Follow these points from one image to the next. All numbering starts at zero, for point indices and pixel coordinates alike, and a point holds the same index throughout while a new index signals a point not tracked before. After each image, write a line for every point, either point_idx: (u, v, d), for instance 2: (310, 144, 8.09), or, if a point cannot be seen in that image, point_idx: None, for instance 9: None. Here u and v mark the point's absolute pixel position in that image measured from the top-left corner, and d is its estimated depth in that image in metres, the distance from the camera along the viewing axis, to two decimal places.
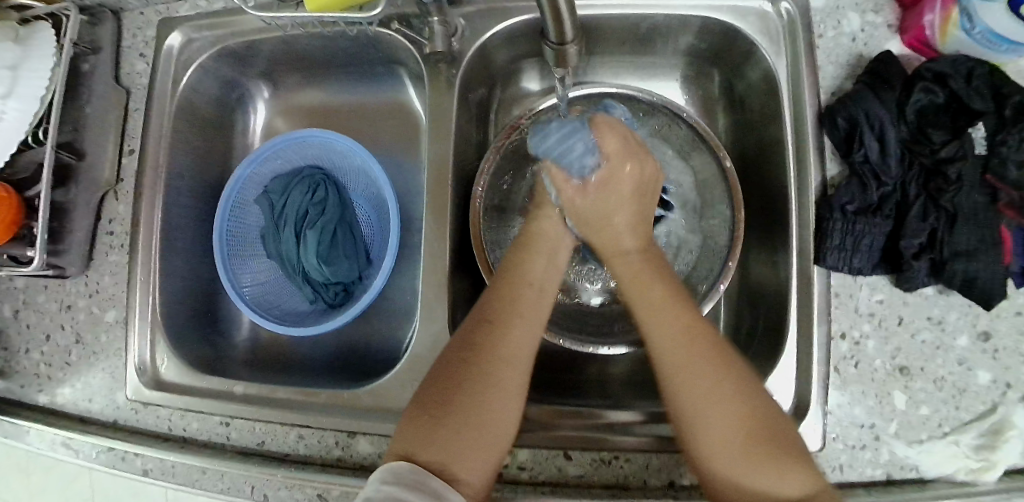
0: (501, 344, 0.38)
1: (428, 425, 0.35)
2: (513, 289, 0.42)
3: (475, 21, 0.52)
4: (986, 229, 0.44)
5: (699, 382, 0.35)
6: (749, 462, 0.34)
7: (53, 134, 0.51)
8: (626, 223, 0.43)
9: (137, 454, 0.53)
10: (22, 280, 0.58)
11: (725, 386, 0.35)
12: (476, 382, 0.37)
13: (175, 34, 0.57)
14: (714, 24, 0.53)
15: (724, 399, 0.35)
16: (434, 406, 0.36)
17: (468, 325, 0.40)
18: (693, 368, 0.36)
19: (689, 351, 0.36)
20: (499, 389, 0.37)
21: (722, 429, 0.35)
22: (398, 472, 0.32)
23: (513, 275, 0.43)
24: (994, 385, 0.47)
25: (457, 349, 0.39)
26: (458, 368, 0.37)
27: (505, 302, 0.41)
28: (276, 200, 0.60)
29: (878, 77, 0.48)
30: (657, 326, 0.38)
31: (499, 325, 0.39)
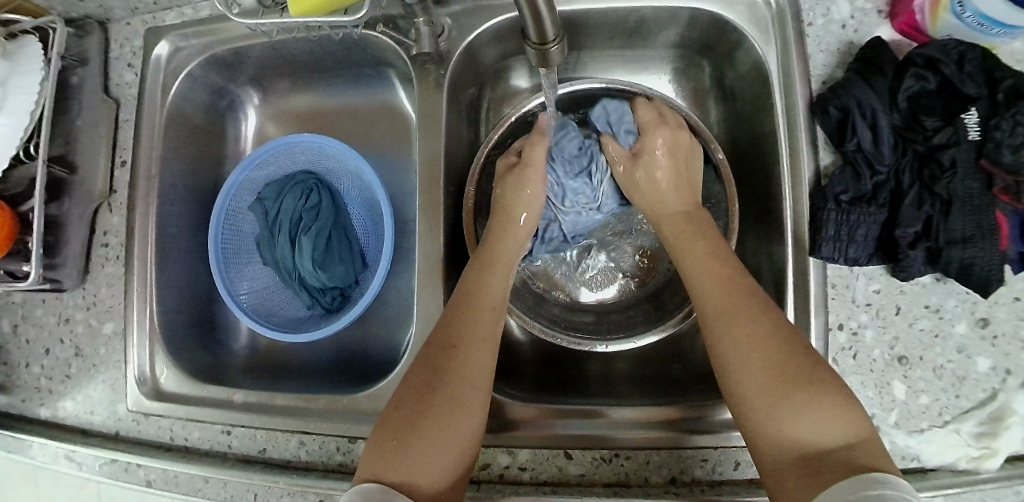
0: (460, 366, 0.39)
1: (396, 444, 0.36)
2: (469, 310, 0.43)
3: (462, 21, 0.51)
4: (982, 216, 0.44)
5: (736, 330, 0.39)
6: (782, 403, 0.35)
7: (44, 148, 0.51)
8: (668, 183, 0.51)
9: (140, 465, 0.53)
10: (19, 295, 0.59)
11: (760, 335, 0.38)
12: (441, 399, 0.38)
13: (163, 43, 0.57)
14: (703, 15, 0.53)
15: (757, 346, 0.37)
16: (402, 426, 0.37)
17: (428, 350, 0.41)
18: (734, 317, 0.39)
19: (729, 303, 0.40)
20: (462, 405, 0.38)
21: (756, 375, 0.36)
22: (366, 491, 0.32)
23: (469, 297, 0.44)
24: (994, 372, 0.47)
25: (419, 371, 0.40)
26: (422, 390, 0.38)
27: (460, 324, 0.42)
28: (270, 206, 0.60)
29: (869, 64, 0.47)
30: (700, 286, 0.43)
31: (456, 348, 0.40)
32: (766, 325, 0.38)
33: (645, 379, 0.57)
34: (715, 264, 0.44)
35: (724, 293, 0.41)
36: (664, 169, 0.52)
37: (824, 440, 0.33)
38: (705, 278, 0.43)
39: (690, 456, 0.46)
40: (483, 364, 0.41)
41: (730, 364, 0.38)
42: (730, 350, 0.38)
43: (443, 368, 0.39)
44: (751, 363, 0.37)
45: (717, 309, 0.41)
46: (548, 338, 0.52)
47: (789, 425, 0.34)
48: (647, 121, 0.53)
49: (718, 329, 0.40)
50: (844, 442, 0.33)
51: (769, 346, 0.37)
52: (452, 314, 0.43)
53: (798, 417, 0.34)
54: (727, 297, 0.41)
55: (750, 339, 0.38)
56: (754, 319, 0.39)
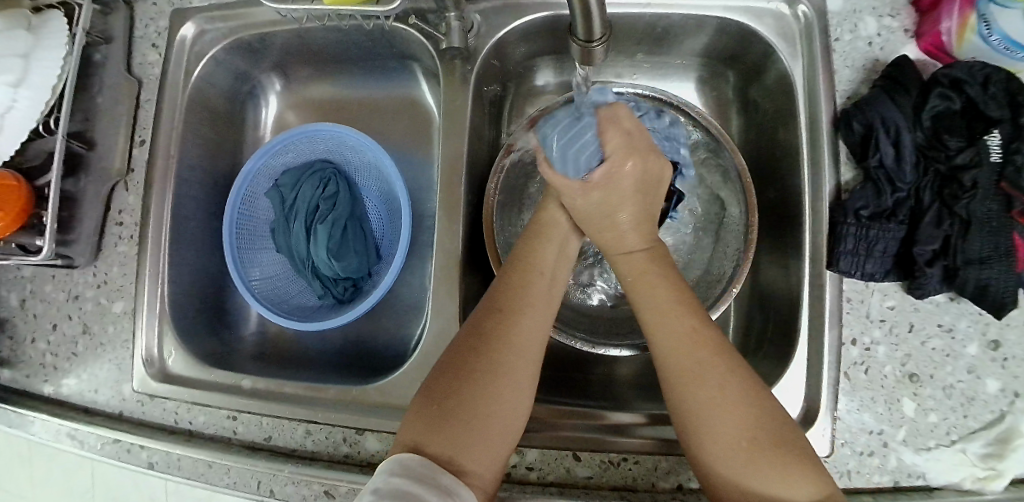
0: (512, 337, 0.38)
1: (438, 415, 0.35)
2: (526, 282, 0.41)
3: (492, 18, 0.52)
4: (1000, 237, 0.44)
5: (701, 392, 0.35)
6: (754, 470, 0.33)
7: (65, 123, 0.51)
8: (629, 222, 0.40)
9: (143, 447, 0.52)
10: (29, 269, 0.58)
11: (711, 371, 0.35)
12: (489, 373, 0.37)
13: (189, 24, 0.57)
14: (730, 25, 0.53)
15: (732, 411, 0.34)
16: (445, 391, 0.36)
17: (480, 311, 0.40)
18: (703, 377, 0.35)
19: (699, 370, 0.36)
20: (511, 380, 0.37)
21: (726, 444, 0.34)
22: (407, 465, 0.32)
23: (526, 267, 0.42)
24: (1002, 394, 0.47)
25: (468, 338, 0.39)
26: (469, 359, 0.37)
27: (514, 294, 0.41)
28: (287, 193, 0.60)
29: (894, 81, 0.48)
30: (669, 343, 0.37)
31: (511, 317, 0.39)
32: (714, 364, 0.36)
33: (654, 384, 0.57)
34: (686, 316, 0.38)
35: (691, 343, 0.37)
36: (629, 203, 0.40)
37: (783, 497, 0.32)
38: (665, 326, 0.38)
39: None
40: (535, 341, 0.39)
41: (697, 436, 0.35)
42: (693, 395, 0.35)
43: (489, 336, 0.38)
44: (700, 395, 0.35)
45: (685, 366, 0.36)
46: (563, 339, 0.52)
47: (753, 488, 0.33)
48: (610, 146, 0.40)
49: (681, 387, 0.36)
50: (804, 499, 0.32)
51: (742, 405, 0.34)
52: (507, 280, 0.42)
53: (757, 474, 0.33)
54: (698, 350, 0.36)
55: (724, 401, 0.34)
56: (726, 377, 0.35)
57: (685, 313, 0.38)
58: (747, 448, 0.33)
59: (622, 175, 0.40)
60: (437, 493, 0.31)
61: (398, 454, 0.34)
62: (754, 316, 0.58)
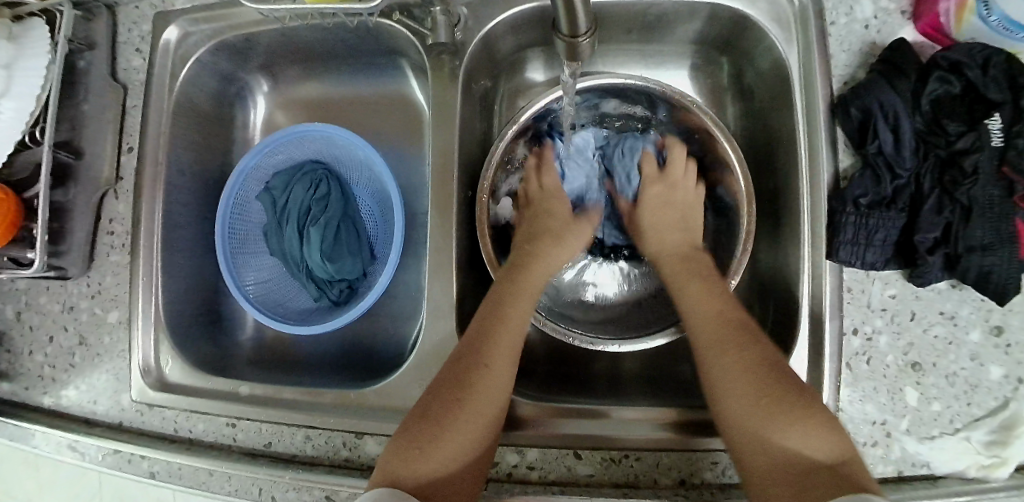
0: (480, 383, 0.41)
1: (412, 448, 0.38)
2: (496, 330, 0.44)
3: (479, 12, 0.50)
4: (1003, 223, 0.43)
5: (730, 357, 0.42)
6: (774, 423, 0.38)
7: (50, 133, 0.50)
8: (672, 231, 0.55)
9: (143, 457, 0.52)
10: (22, 281, 0.58)
11: (735, 343, 0.42)
12: (464, 410, 0.40)
13: (171, 28, 0.56)
14: (723, 12, 0.52)
15: (744, 368, 0.41)
16: (422, 427, 0.40)
17: (458, 352, 0.43)
18: (732, 347, 0.42)
19: (725, 337, 0.43)
20: (482, 418, 0.40)
21: (749, 400, 0.39)
22: (380, 494, 0.35)
23: (495, 315, 0.45)
24: (1006, 381, 0.47)
25: (446, 377, 0.42)
26: (445, 399, 0.41)
27: (490, 339, 0.44)
28: (278, 196, 0.59)
29: (892, 65, 0.47)
30: (703, 327, 0.45)
31: (486, 362, 0.42)
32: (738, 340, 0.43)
33: (655, 379, 0.57)
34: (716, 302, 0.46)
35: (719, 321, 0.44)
36: (665, 214, 0.56)
37: (805, 453, 0.36)
38: (701, 312, 0.46)
39: (699, 459, 0.46)
40: (501, 387, 0.42)
41: (724, 403, 0.40)
42: (719, 364, 0.42)
43: (462, 380, 0.41)
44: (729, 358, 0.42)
45: (709, 338, 0.44)
46: (560, 336, 0.51)
47: (775, 436, 0.37)
48: (650, 176, 0.58)
49: (714, 357, 0.43)
50: (824, 460, 0.35)
51: (764, 372, 0.40)
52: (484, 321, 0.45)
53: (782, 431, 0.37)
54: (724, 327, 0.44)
55: (744, 366, 0.41)
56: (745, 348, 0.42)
57: (717, 302, 0.46)
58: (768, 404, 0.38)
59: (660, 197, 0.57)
60: None
61: (375, 485, 0.36)
62: (753, 305, 0.57)
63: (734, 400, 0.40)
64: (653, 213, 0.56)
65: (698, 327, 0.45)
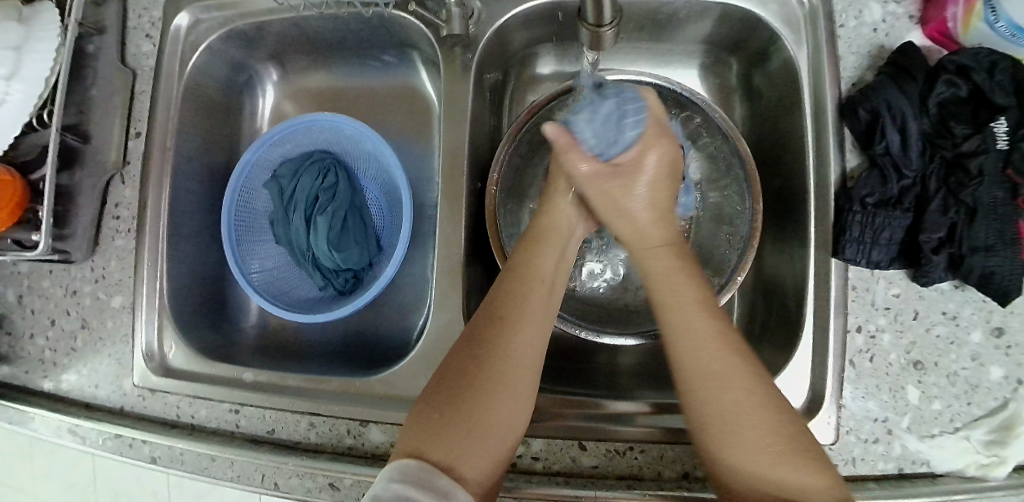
0: (506, 351, 0.38)
1: (437, 422, 0.35)
2: (519, 293, 0.41)
3: (493, 5, 0.51)
4: (1005, 224, 0.44)
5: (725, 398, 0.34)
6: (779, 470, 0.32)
7: (59, 116, 0.50)
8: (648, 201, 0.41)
9: (145, 442, 0.52)
10: (26, 264, 0.58)
11: (729, 371, 0.35)
12: (489, 380, 0.37)
13: (183, 13, 0.55)
14: (734, 11, 0.52)
15: (746, 407, 0.34)
16: (449, 397, 0.37)
17: (479, 318, 0.40)
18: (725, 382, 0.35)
19: (722, 361, 0.35)
20: (508, 389, 0.37)
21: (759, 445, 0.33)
22: (406, 470, 0.32)
23: (517, 281, 0.42)
24: (1006, 381, 0.47)
25: (467, 344, 0.39)
26: (469, 368, 0.38)
27: (513, 303, 0.40)
28: (285, 184, 0.59)
29: (900, 68, 0.47)
30: (689, 349, 0.36)
31: (509, 328, 0.39)
32: (733, 365, 0.35)
33: (658, 374, 0.57)
34: (707, 316, 0.37)
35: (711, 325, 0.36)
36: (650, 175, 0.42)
37: None
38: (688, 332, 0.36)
39: None
40: (528, 360, 0.39)
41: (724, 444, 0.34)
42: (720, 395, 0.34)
43: (488, 346, 0.38)
44: (723, 386, 0.34)
45: (709, 355, 0.35)
46: (568, 329, 0.52)
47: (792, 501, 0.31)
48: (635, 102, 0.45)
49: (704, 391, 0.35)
50: None
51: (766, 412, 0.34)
52: (509, 285, 0.41)
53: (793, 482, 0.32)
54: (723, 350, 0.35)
55: (745, 401, 0.34)
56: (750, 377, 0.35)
57: (699, 310, 0.37)
58: (774, 447, 0.33)
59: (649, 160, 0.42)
60: (434, 496, 0.31)
61: (398, 460, 0.34)
62: (758, 304, 0.58)
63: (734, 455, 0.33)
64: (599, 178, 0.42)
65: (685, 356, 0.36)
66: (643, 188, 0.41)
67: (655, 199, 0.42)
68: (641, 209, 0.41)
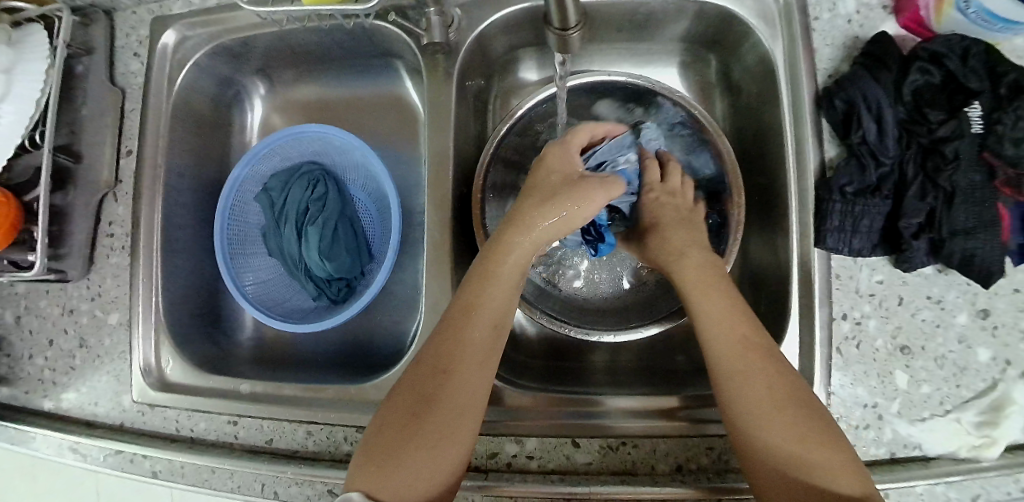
0: (450, 389, 0.39)
1: (390, 461, 0.37)
2: (463, 327, 0.41)
3: (472, 13, 0.52)
4: (982, 207, 0.45)
5: (752, 379, 0.39)
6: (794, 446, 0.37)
7: (50, 137, 0.50)
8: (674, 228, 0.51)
9: (146, 456, 0.52)
10: (22, 285, 0.58)
11: (748, 354, 0.41)
12: (435, 416, 0.38)
13: (169, 32, 0.56)
14: (710, 9, 0.53)
15: (761, 379, 0.39)
16: (393, 446, 0.38)
17: (424, 359, 0.41)
18: (750, 365, 0.40)
19: (735, 339, 0.42)
20: (454, 422, 0.38)
21: (766, 415, 0.38)
22: None
23: (456, 316, 0.42)
24: (994, 362, 0.48)
25: (413, 381, 0.40)
26: (411, 421, 0.39)
27: (452, 341, 0.41)
28: (276, 197, 0.60)
29: (874, 57, 0.48)
30: (712, 326, 0.43)
31: (450, 363, 0.40)
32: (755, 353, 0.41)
33: (650, 370, 0.58)
34: (726, 304, 0.44)
35: (730, 313, 0.43)
36: (669, 212, 0.53)
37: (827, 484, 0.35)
38: (720, 326, 0.43)
39: (694, 445, 0.47)
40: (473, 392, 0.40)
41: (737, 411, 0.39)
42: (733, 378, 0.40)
43: (430, 395, 0.39)
44: (739, 361, 0.41)
45: (726, 336, 0.42)
46: (556, 328, 0.52)
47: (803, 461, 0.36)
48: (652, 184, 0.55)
49: (726, 372, 0.41)
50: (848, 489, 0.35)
51: (783, 389, 0.39)
52: (449, 322, 0.42)
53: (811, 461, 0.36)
54: (738, 338, 0.42)
55: (757, 377, 0.39)
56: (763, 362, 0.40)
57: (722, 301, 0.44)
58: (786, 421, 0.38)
59: (658, 202, 0.54)
60: None
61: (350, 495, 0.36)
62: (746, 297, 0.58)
63: (754, 422, 0.38)
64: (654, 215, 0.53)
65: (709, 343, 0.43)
66: (662, 214, 0.53)
67: (679, 223, 0.52)
68: (670, 229, 0.51)
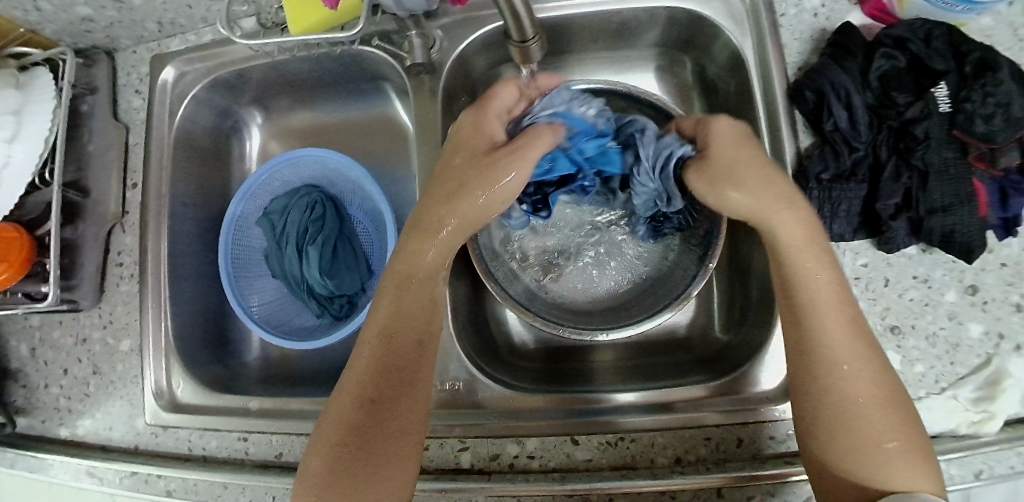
0: (391, 404, 0.42)
1: (342, 472, 0.40)
2: (395, 345, 0.43)
3: (453, 32, 0.54)
4: (958, 183, 0.46)
5: (860, 381, 0.39)
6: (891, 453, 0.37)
7: (59, 173, 0.53)
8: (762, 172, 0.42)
9: (160, 476, 0.54)
10: (37, 318, 0.60)
11: (860, 351, 0.40)
12: (382, 430, 0.41)
13: (168, 68, 0.59)
14: (681, 13, 0.55)
15: (867, 380, 0.39)
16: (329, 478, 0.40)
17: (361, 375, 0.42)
18: (863, 362, 0.39)
19: (846, 335, 0.40)
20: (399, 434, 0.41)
21: (875, 419, 0.38)
22: None
23: (389, 331, 0.43)
24: (987, 337, 0.48)
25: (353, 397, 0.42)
26: (345, 453, 0.40)
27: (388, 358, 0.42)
28: (276, 220, 0.62)
29: (840, 47, 0.50)
30: (819, 315, 0.40)
31: (390, 379, 0.42)
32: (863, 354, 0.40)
33: (649, 366, 0.58)
34: (835, 295, 0.41)
35: (841, 306, 0.41)
36: (744, 150, 0.44)
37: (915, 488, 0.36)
38: (829, 317, 0.40)
39: (692, 436, 0.48)
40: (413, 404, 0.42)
41: (843, 410, 0.39)
42: (843, 376, 0.39)
43: (375, 410, 0.41)
44: (849, 358, 0.39)
45: (837, 331, 0.40)
46: (552, 329, 0.52)
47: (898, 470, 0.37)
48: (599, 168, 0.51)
49: (837, 369, 0.39)
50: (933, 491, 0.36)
51: (884, 391, 0.39)
52: (382, 339, 0.43)
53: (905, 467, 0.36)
54: (851, 334, 0.40)
55: (866, 377, 0.39)
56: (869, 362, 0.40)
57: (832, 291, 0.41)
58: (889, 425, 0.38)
59: (723, 137, 0.45)
60: None
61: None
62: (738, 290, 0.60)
63: (860, 426, 0.38)
64: (732, 151, 0.44)
65: (816, 337, 0.40)
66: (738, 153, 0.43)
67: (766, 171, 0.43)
68: (761, 175, 0.42)
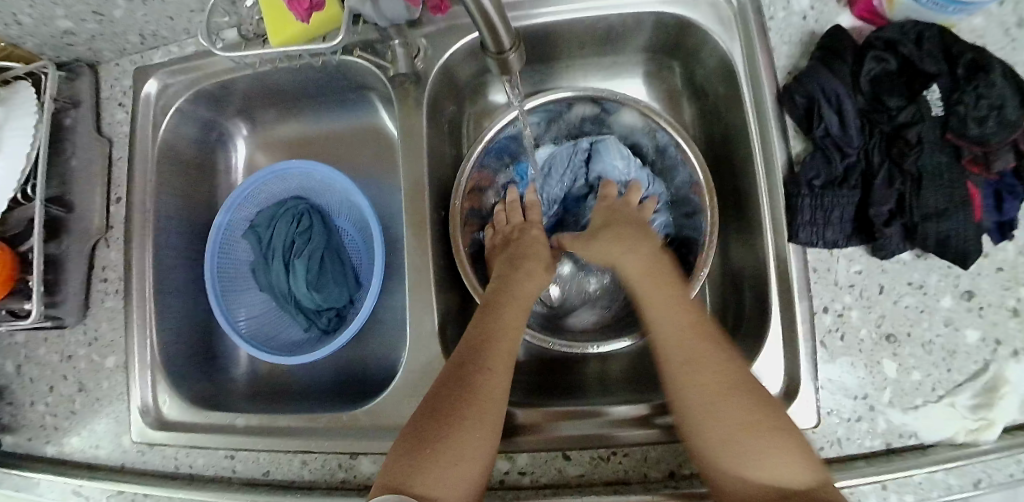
0: (479, 388, 0.42)
1: (421, 448, 0.38)
2: (488, 340, 0.45)
3: (437, 41, 0.54)
4: (952, 188, 0.45)
5: (703, 376, 0.41)
6: (751, 445, 0.38)
7: (42, 189, 0.52)
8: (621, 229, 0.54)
9: (146, 495, 0.53)
10: (22, 335, 0.59)
11: (709, 355, 0.42)
12: (468, 412, 0.40)
13: (151, 81, 0.59)
14: (668, 18, 0.55)
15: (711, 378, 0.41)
16: (420, 444, 0.39)
17: (457, 361, 0.44)
18: (706, 363, 0.41)
19: (688, 341, 0.43)
20: (481, 420, 0.40)
21: (724, 418, 0.39)
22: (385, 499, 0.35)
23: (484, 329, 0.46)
24: (984, 343, 0.47)
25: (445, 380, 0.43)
26: (427, 429, 0.40)
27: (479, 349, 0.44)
28: (263, 233, 0.62)
29: (830, 51, 0.49)
30: (663, 326, 0.45)
31: (481, 367, 0.43)
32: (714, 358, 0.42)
33: (642, 376, 0.58)
34: (683, 309, 0.45)
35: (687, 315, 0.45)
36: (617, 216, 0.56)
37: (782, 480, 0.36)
38: (670, 327, 0.44)
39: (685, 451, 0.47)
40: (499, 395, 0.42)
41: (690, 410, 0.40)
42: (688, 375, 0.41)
43: (463, 392, 0.41)
44: (696, 363, 0.41)
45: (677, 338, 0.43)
46: (544, 344, 0.52)
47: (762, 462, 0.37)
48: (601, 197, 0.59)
49: (685, 370, 0.42)
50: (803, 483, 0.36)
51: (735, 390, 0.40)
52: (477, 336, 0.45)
53: (764, 458, 0.37)
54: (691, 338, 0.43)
55: (715, 376, 0.41)
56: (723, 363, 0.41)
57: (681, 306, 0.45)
58: (742, 421, 0.39)
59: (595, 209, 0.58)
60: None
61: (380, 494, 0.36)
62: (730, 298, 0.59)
63: (709, 425, 0.39)
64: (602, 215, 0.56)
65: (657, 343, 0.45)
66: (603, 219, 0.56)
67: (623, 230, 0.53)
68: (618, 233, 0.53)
